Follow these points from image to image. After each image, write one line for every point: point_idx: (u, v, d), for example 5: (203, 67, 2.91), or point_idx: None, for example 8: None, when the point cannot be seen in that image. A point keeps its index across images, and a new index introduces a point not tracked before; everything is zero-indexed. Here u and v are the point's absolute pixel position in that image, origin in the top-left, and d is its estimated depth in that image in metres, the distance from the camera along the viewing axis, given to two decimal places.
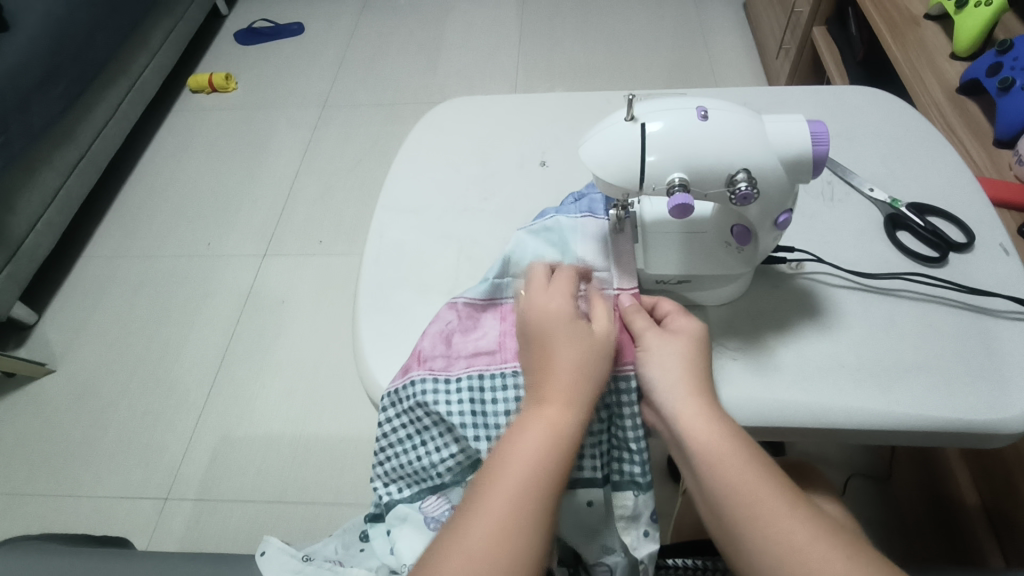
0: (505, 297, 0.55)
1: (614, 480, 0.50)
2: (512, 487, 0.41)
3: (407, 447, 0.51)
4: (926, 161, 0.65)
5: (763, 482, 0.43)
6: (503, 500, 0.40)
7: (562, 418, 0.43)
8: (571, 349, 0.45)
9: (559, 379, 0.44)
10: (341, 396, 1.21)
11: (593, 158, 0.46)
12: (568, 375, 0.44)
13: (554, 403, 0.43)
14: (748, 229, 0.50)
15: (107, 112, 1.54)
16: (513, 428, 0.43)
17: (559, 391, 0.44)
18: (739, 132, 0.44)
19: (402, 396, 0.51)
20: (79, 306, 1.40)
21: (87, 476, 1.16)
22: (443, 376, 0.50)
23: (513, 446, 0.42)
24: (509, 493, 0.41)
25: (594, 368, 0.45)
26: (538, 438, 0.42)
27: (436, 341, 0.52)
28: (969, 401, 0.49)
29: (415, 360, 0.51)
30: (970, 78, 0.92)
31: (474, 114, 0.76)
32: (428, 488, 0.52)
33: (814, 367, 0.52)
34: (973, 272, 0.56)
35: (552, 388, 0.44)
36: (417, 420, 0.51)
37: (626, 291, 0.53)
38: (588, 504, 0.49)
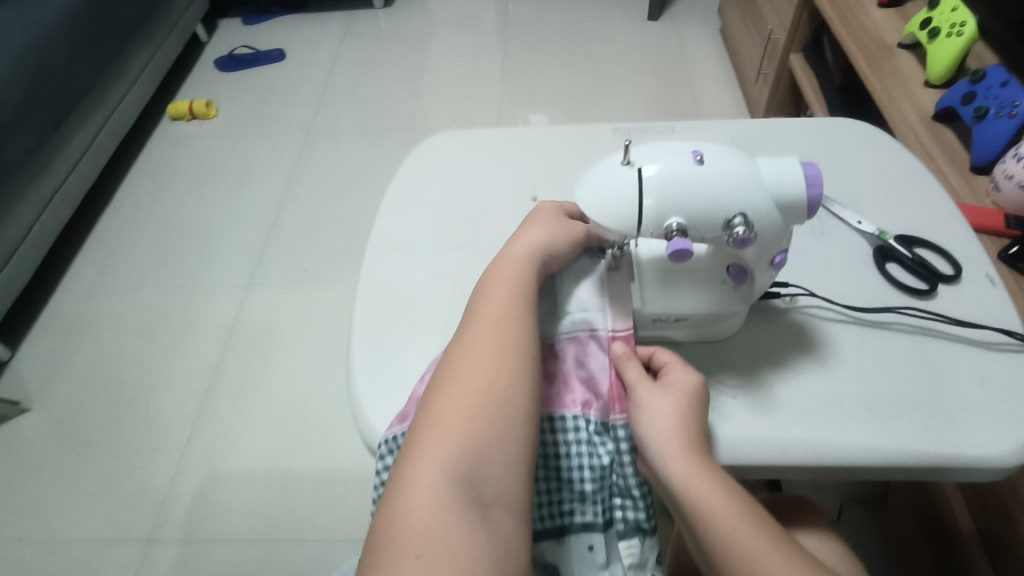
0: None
1: (619, 529, 0.50)
2: (470, 379, 0.48)
3: None
4: (910, 193, 0.66)
5: (759, 535, 0.43)
6: (464, 392, 0.48)
7: (505, 321, 0.51)
8: (503, 280, 0.54)
9: (492, 299, 0.53)
10: (330, 429, 1.19)
11: (591, 203, 0.47)
12: (502, 293, 0.53)
13: (493, 314, 0.52)
14: (744, 268, 0.50)
15: (84, 142, 1.52)
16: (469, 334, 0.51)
17: (497, 302, 0.52)
18: (735, 177, 0.44)
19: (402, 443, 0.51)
20: (56, 342, 1.37)
21: (64, 520, 1.12)
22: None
23: (468, 347, 0.50)
24: (469, 383, 0.48)
25: (523, 282, 0.54)
26: (486, 338, 0.50)
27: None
28: (965, 435, 0.49)
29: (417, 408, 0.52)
30: (944, 106, 0.94)
31: (464, 149, 0.76)
32: None
33: (813, 403, 0.52)
34: (962, 303, 0.57)
35: (490, 309, 0.52)
36: None
37: (620, 333, 0.54)
38: (590, 549, 0.49)
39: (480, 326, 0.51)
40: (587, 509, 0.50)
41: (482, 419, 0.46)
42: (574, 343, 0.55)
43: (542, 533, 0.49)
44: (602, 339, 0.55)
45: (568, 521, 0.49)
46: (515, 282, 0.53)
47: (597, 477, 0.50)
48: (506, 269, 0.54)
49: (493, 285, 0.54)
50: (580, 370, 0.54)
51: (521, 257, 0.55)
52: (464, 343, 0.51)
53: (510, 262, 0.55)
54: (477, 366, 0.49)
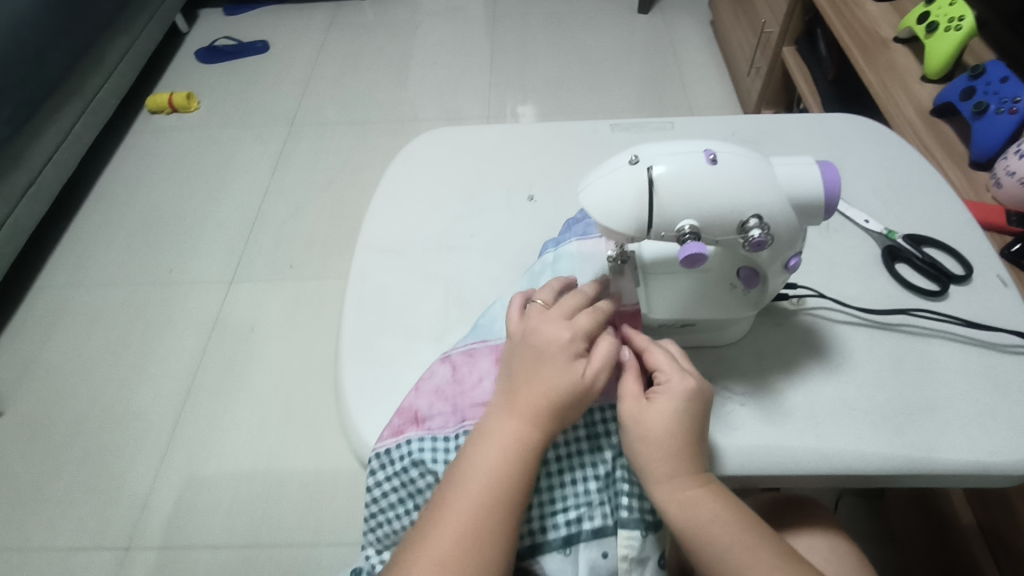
0: (498, 336, 0.52)
1: (622, 519, 0.46)
2: (485, 480, 0.43)
3: (398, 512, 0.48)
4: (915, 189, 0.65)
5: (758, 558, 0.42)
6: (474, 495, 0.42)
7: (536, 416, 0.44)
8: (549, 366, 0.45)
9: (531, 387, 0.45)
10: (317, 428, 1.16)
11: (596, 206, 0.44)
12: (544, 380, 0.45)
13: (526, 408, 0.45)
14: (755, 271, 0.48)
15: (59, 135, 1.47)
16: (504, 418, 0.45)
17: (536, 392, 0.45)
18: (749, 177, 0.42)
19: (393, 458, 0.47)
20: (31, 340, 1.32)
21: (39, 527, 1.08)
22: (442, 435, 0.48)
23: (501, 433, 0.44)
24: (481, 485, 0.43)
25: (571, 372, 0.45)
26: (513, 436, 0.44)
27: (432, 399, 0.49)
28: (982, 442, 0.48)
29: (410, 420, 0.49)
30: (943, 101, 0.93)
31: (455, 145, 0.73)
32: None
33: (826, 410, 0.50)
34: (973, 304, 0.56)
35: (537, 393, 0.45)
36: (409, 482, 0.47)
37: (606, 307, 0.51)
38: (603, 557, 0.45)
39: (510, 421, 0.45)
40: (594, 513, 0.46)
41: (490, 534, 0.41)
42: None
43: (547, 546, 0.45)
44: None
45: (575, 529, 0.46)
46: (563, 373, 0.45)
47: (599, 475, 0.47)
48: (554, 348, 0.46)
49: (536, 367, 0.46)
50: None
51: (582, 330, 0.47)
52: (488, 436, 0.44)
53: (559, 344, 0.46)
54: (495, 469, 0.43)
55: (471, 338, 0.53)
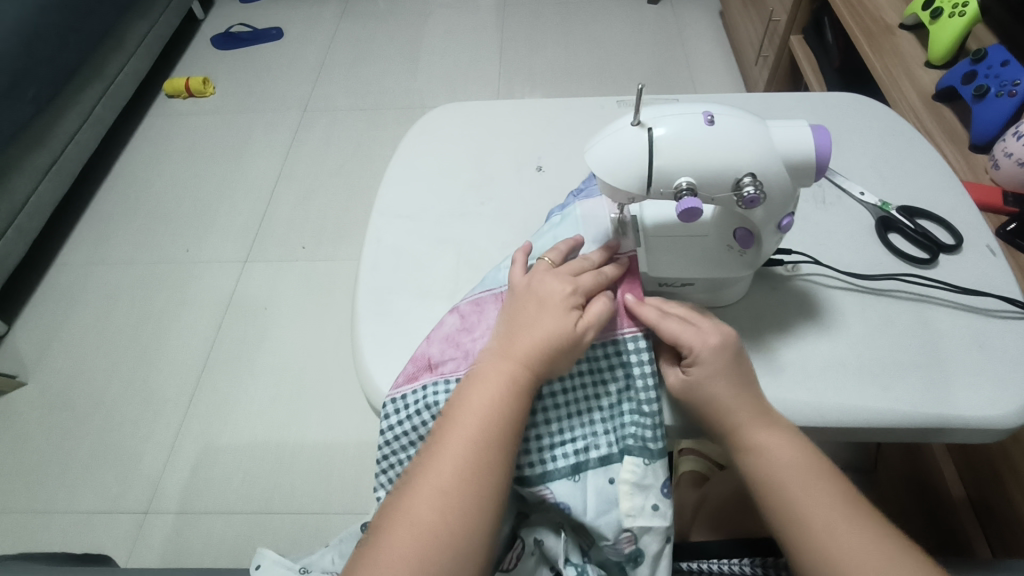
0: (502, 285, 0.55)
1: (626, 445, 0.48)
2: (478, 417, 0.46)
3: (411, 453, 0.52)
4: (911, 164, 0.67)
5: (819, 500, 0.45)
6: (471, 425, 0.46)
7: (526, 359, 0.47)
8: (539, 315, 0.49)
9: (523, 335, 0.49)
10: (328, 401, 1.19)
11: (600, 164, 0.47)
12: (535, 328, 0.48)
13: (518, 353, 0.48)
14: (751, 232, 0.50)
15: (79, 117, 1.50)
16: (498, 358, 0.48)
17: (529, 339, 0.48)
18: (745, 137, 0.45)
19: (408, 403, 0.51)
20: (52, 315, 1.36)
21: (61, 492, 1.12)
22: (453, 378, 0.51)
23: (495, 369, 0.48)
24: (474, 422, 0.46)
25: (560, 319, 0.48)
26: (505, 377, 0.47)
27: (443, 346, 0.53)
28: (966, 397, 0.50)
29: (424, 367, 0.52)
30: (945, 85, 0.95)
31: (467, 119, 0.76)
32: None
33: (817, 367, 0.53)
34: (961, 272, 0.58)
35: (529, 335, 0.48)
36: (421, 425, 0.51)
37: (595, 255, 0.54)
38: (609, 482, 0.48)
39: (503, 365, 0.48)
40: (600, 442, 0.49)
41: (482, 464, 0.44)
42: None
43: (554, 474, 0.48)
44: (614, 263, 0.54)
45: (583, 458, 0.49)
46: (552, 320, 0.48)
47: (603, 407, 0.50)
48: (545, 299, 0.50)
49: (529, 318, 0.49)
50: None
51: (579, 288, 0.50)
52: (482, 378, 0.48)
53: (549, 296, 0.50)
54: (489, 406, 0.46)
55: (480, 288, 0.56)
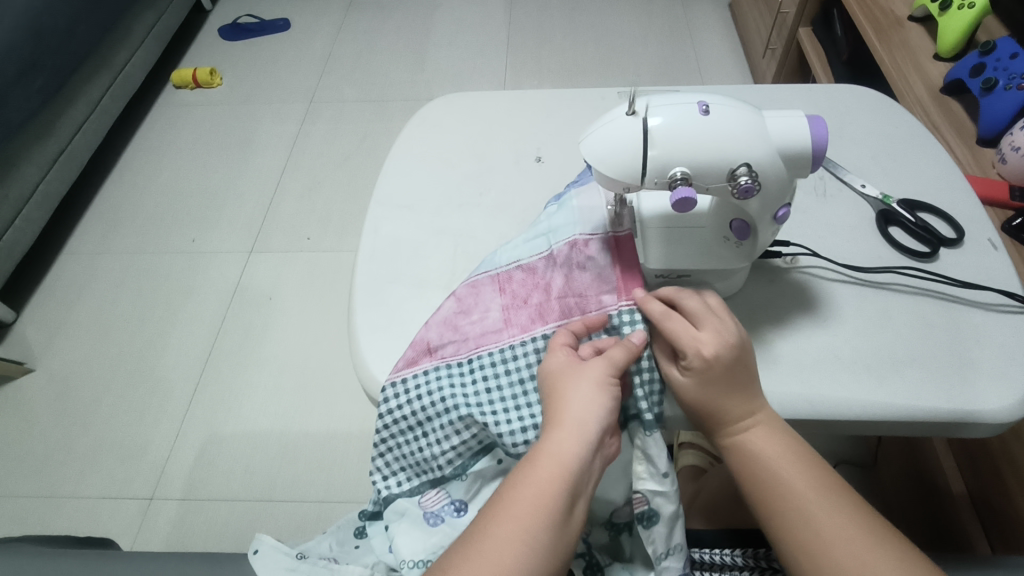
0: (499, 267, 0.55)
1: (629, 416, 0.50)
2: (527, 502, 0.43)
3: (409, 437, 0.53)
4: (913, 158, 0.66)
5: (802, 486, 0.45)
6: (533, 494, 0.43)
7: (576, 438, 0.44)
8: (584, 388, 0.45)
9: (568, 410, 0.45)
10: (330, 392, 1.20)
11: (593, 154, 0.46)
12: (582, 404, 0.45)
13: (567, 432, 0.44)
14: (748, 223, 0.50)
15: (88, 107, 1.52)
16: (558, 416, 0.45)
17: (587, 397, 0.45)
18: (741, 126, 0.44)
19: (408, 387, 0.52)
20: (60, 303, 1.38)
21: (68, 478, 1.14)
22: (454, 362, 0.52)
23: (557, 431, 0.45)
24: (526, 510, 0.43)
25: (608, 399, 0.46)
26: (553, 455, 0.44)
27: (441, 330, 0.53)
28: (961, 390, 0.50)
29: (424, 351, 0.53)
30: (953, 78, 0.94)
31: (467, 110, 0.76)
32: (430, 478, 0.54)
33: (811, 359, 0.52)
34: (962, 266, 0.58)
35: (586, 391, 0.46)
36: (418, 411, 0.51)
37: (592, 237, 0.54)
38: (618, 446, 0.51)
39: (552, 442, 0.44)
40: None
41: (530, 554, 0.42)
42: (569, 248, 0.54)
43: None
44: (603, 242, 0.54)
45: None
46: (598, 397, 0.45)
47: None
48: (589, 370, 0.46)
49: (571, 391, 0.46)
50: (579, 275, 0.53)
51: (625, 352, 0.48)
52: (529, 457, 0.45)
53: (596, 370, 0.46)
54: (538, 489, 0.43)
55: (478, 270, 0.56)
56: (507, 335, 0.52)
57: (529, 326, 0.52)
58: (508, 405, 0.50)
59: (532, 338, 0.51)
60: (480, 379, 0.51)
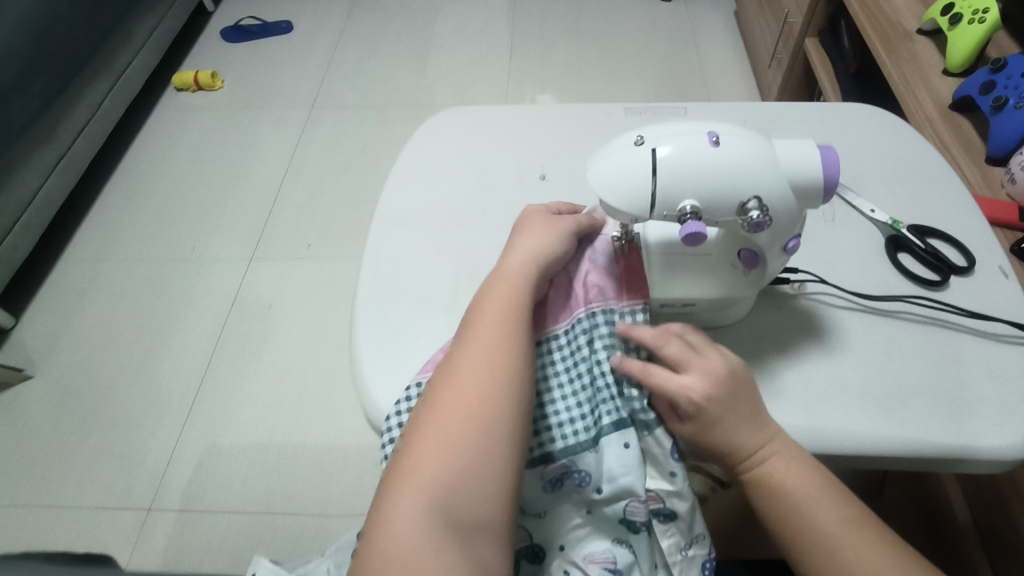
0: None
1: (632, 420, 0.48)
2: (469, 370, 0.46)
3: None
4: (923, 181, 0.65)
5: (828, 506, 0.45)
6: (472, 361, 0.46)
7: (501, 310, 0.48)
8: (504, 280, 0.50)
9: (494, 297, 0.49)
10: (330, 402, 1.19)
11: (600, 185, 0.45)
12: (504, 287, 0.50)
13: (491, 307, 0.49)
14: (756, 253, 0.50)
15: (88, 110, 1.51)
16: (483, 300, 0.50)
17: (506, 282, 0.50)
18: (751, 158, 0.44)
19: None
20: (60, 309, 1.37)
21: (65, 487, 1.13)
22: None
23: (484, 309, 0.49)
24: (469, 380, 0.45)
25: (528, 281, 0.50)
26: (484, 328, 0.48)
27: None
28: (971, 428, 0.49)
29: None
30: (962, 94, 0.92)
31: (471, 125, 0.75)
32: None
33: (819, 392, 0.51)
34: (974, 296, 0.56)
35: (504, 278, 0.51)
36: None
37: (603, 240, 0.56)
38: (626, 447, 0.47)
39: (481, 319, 0.48)
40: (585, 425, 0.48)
41: (482, 410, 0.44)
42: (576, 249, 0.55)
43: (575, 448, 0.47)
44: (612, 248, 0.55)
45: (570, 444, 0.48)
46: (512, 283, 0.50)
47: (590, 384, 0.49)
48: (513, 268, 0.51)
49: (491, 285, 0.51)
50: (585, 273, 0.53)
51: (529, 258, 0.52)
52: (461, 340, 0.48)
53: (509, 271, 0.51)
54: (476, 359, 0.46)
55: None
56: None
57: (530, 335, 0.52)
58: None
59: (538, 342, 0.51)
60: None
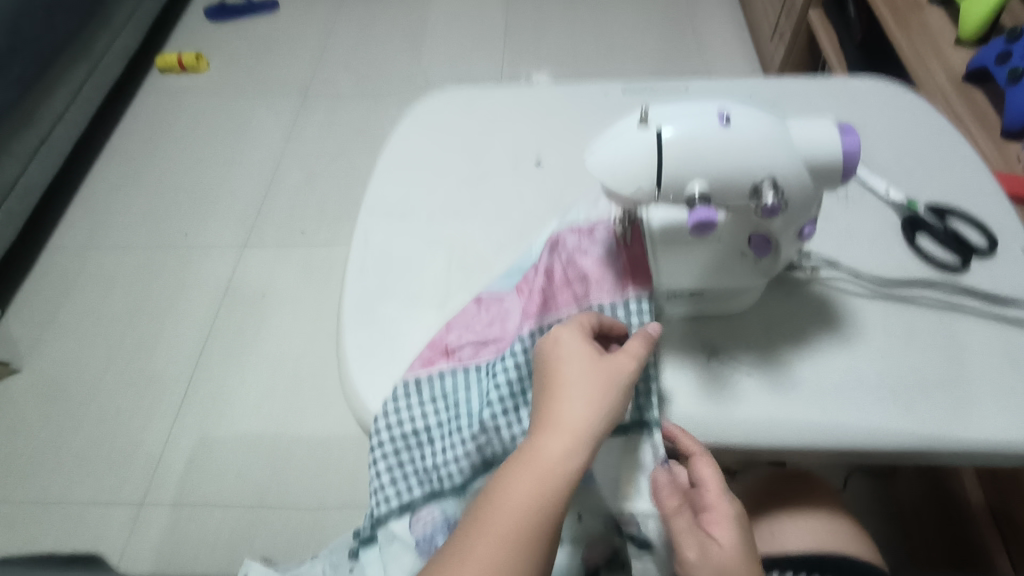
0: (524, 269, 0.55)
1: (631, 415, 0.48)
2: (525, 496, 0.42)
3: (416, 446, 0.51)
4: (940, 158, 0.62)
5: None
6: (531, 487, 0.42)
7: (577, 434, 0.43)
8: (585, 380, 0.44)
9: (568, 402, 0.43)
10: (325, 392, 1.16)
11: (601, 167, 0.42)
12: (583, 396, 0.44)
13: (565, 423, 0.43)
14: (768, 238, 0.46)
15: (69, 95, 1.46)
16: (564, 393, 0.44)
17: (589, 393, 0.44)
18: (764, 137, 0.40)
19: (422, 389, 0.51)
20: (45, 301, 1.34)
21: (55, 483, 1.11)
22: (473, 366, 0.52)
23: (561, 416, 0.43)
24: (521, 512, 0.42)
25: (612, 395, 0.44)
26: (552, 450, 0.42)
27: (461, 332, 0.53)
28: (993, 420, 0.46)
29: (441, 353, 0.52)
30: (976, 66, 0.88)
31: (461, 106, 0.71)
32: (431, 495, 0.50)
33: (834, 384, 0.49)
34: (996, 280, 0.53)
35: (586, 380, 0.44)
36: (435, 412, 0.51)
37: (603, 224, 0.53)
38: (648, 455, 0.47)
39: (553, 434, 0.43)
40: None
41: (529, 549, 0.41)
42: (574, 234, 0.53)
43: None
44: (609, 231, 0.53)
45: None
46: (599, 394, 0.44)
47: None
48: (599, 363, 0.45)
49: (566, 393, 0.44)
50: (581, 260, 0.52)
51: (623, 356, 0.45)
52: (525, 445, 0.43)
53: (598, 368, 0.44)
54: (524, 504, 0.42)
55: (500, 282, 0.55)
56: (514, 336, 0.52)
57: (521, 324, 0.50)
58: (514, 403, 0.49)
59: (541, 328, 0.50)
60: (488, 381, 0.50)
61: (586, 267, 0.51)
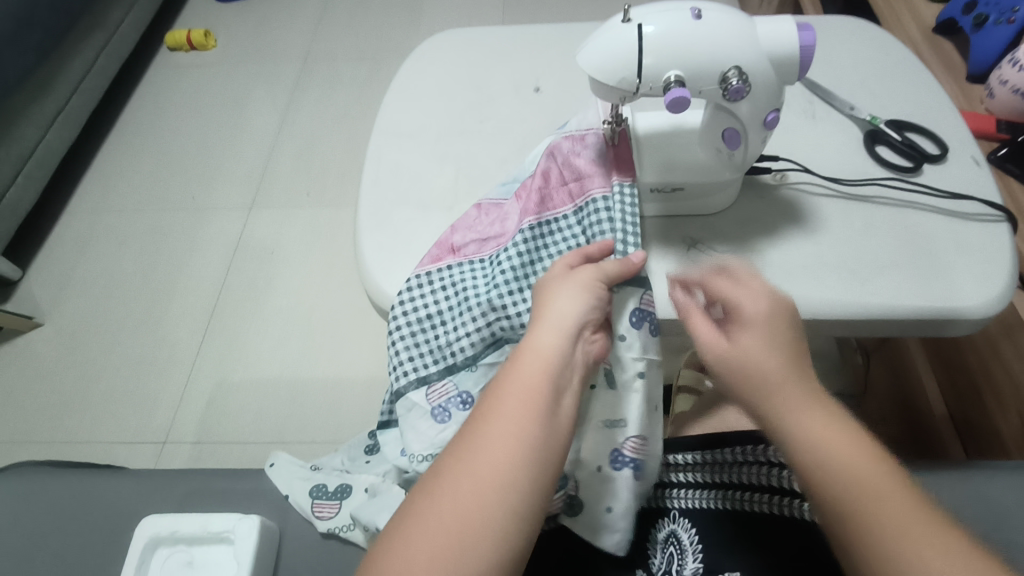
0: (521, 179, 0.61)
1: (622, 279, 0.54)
2: (519, 395, 0.44)
3: (428, 328, 0.57)
4: (900, 82, 0.68)
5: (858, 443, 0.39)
6: (523, 386, 0.44)
7: (559, 332, 0.46)
8: (566, 289, 0.48)
9: (551, 307, 0.47)
10: (334, 339, 1.22)
11: (589, 61, 0.48)
12: (565, 303, 0.48)
13: (549, 328, 0.46)
14: (738, 131, 0.52)
15: (83, 67, 1.52)
16: (547, 302, 0.48)
17: (569, 298, 0.48)
18: (731, 30, 0.46)
19: (433, 280, 0.57)
20: (65, 260, 1.40)
21: (80, 425, 1.17)
22: (477, 259, 0.58)
23: (544, 324, 0.47)
24: (513, 410, 0.43)
25: (591, 298, 0.48)
26: (537, 353, 0.45)
27: (466, 234, 0.59)
28: (938, 290, 0.53)
29: (448, 251, 0.58)
30: (946, 18, 0.94)
31: (464, 44, 0.77)
32: (444, 370, 0.56)
33: (799, 265, 0.55)
34: (946, 180, 0.60)
35: (568, 290, 0.48)
36: (444, 298, 0.57)
37: (593, 130, 0.60)
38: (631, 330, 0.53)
39: (538, 338, 0.46)
40: None
41: (526, 445, 0.42)
42: (567, 142, 0.59)
43: None
44: (598, 136, 0.59)
45: None
46: (577, 299, 0.48)
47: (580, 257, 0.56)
48: (577, 275, 0.49)
49: (551, 296, 0.48)
50: (576, 162, 0.58)
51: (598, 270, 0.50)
52: (515, 355, 0.46)
53: (576, 280, 0.49)
54: (519, 390, 0.44)
55: (499, 191, 0.61)
56: (513, 231, 0.58)
57: (521, 220, 0.57)
58: (519, 286, 0.55)
59: (540, 222, 0.56)
60: (493, 269, 0.56)
61: (579, 168, 0.58)
